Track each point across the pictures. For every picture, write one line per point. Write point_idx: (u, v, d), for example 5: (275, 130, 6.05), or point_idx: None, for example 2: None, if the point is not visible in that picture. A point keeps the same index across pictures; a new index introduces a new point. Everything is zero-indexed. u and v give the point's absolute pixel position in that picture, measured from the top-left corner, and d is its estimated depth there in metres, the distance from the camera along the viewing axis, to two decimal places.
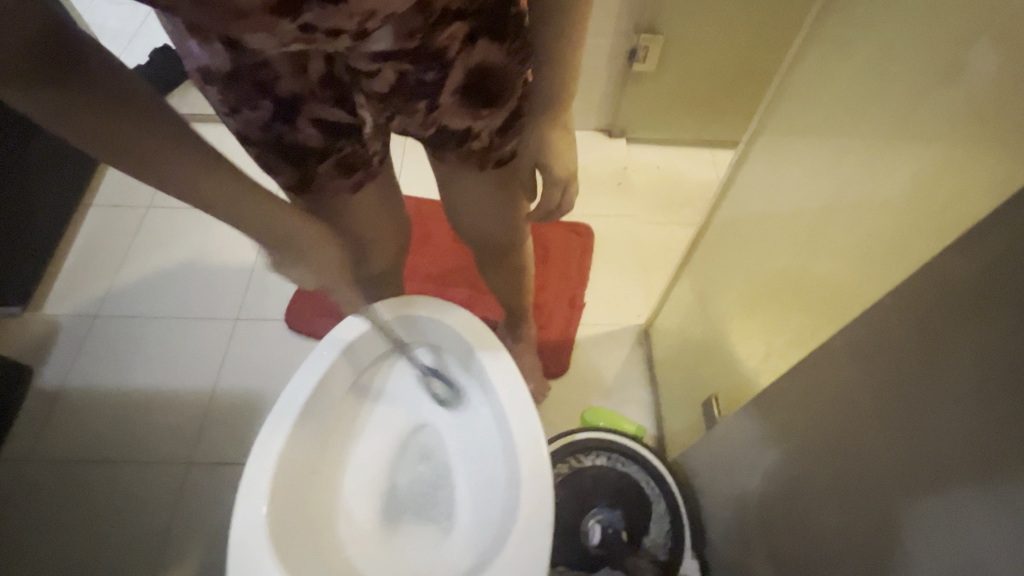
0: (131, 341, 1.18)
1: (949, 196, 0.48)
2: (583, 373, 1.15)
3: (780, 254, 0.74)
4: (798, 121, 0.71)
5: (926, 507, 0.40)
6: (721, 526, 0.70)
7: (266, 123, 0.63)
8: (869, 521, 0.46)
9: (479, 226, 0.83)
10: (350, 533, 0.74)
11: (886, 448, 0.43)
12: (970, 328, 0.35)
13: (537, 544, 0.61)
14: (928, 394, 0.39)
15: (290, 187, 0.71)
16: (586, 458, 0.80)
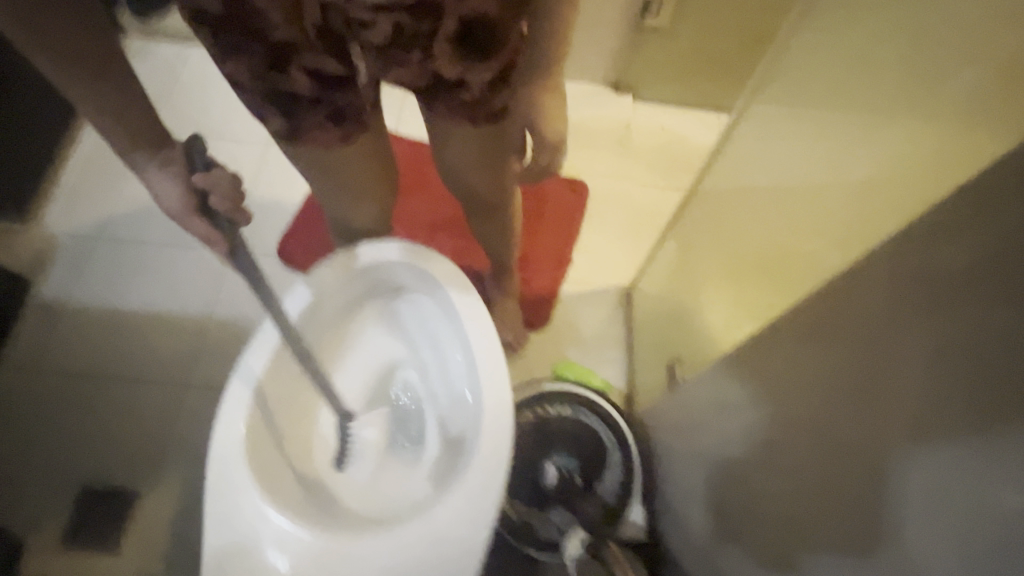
0: (128, 263, 1.21)
1: (917, 183, 0.48)
2: (563, 328, 1.19)
3: (767, 223, 0.75)
4: (805, 91, 0.70)
5: (846, 472, 0.44)
6: (676, 480, 0.75)
7: (257, 70, 0.63)
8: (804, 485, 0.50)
9: (468, 178, 0.84)
10: (324, 456, 0.80)
11: (824, 425, 0.46)
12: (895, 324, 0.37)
13: (491, 481, 0.65)
14: (858, 381, 0.41)
15: (284, 136, 0.72)
16: (552, 407, 0.84)
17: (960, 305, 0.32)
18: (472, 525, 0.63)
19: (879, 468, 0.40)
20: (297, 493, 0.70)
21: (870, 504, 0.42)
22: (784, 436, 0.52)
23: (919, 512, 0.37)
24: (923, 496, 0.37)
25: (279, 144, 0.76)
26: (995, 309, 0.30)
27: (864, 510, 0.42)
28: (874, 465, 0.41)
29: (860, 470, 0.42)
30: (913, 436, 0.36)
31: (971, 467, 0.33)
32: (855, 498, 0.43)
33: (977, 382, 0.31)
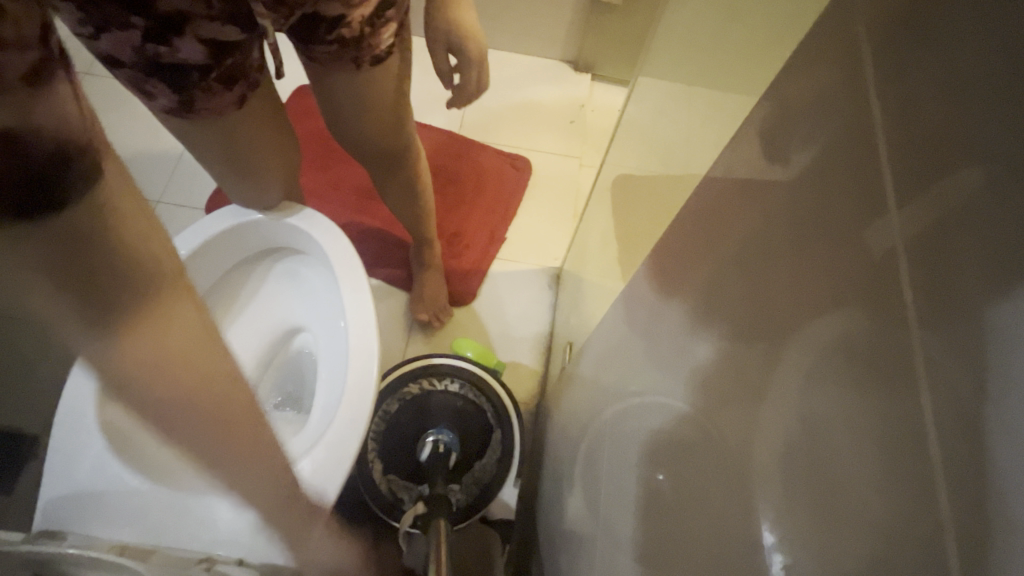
0: None
1: None
2: (490, 305, 1.17)
3: (653, 207, 0.79)
4: (696, 81, 0.74)
5: (670, 473, 0.43)
6: (568, 470, 0.75)
7: (137, 45, 0.55)
8: (654, 479, 0.46)
9: (371, 137, 0.82)
10: None
11: (695, 440, 0.38)
12: (763, 309, 0.30)
13: (348, 439, 0.68)
14: (730, 391, 0.33)
15: (176, 109, 0.65)
16: (440, 381, 0.83)
17: (750, 316, 0.32)
18: (321, 481, 0.66)
19: (687, 473, 0.39)
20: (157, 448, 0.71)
21: (676, 509, 0.41)
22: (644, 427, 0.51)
23: (698, 524, 0.36)
24: (702, 508, 0.36)
25: (160, 116, 0.69)
26: (862, 279, 0.22)
27: (674, 513, 0.42)
28: (739, 509, 0.31)
29: (678, 474, 0.41)
30: (707, 443, 0.36)
31: (730, 490, 0.32)
32: (671, 500, 0.43)
33: (754, 406, 0.30)
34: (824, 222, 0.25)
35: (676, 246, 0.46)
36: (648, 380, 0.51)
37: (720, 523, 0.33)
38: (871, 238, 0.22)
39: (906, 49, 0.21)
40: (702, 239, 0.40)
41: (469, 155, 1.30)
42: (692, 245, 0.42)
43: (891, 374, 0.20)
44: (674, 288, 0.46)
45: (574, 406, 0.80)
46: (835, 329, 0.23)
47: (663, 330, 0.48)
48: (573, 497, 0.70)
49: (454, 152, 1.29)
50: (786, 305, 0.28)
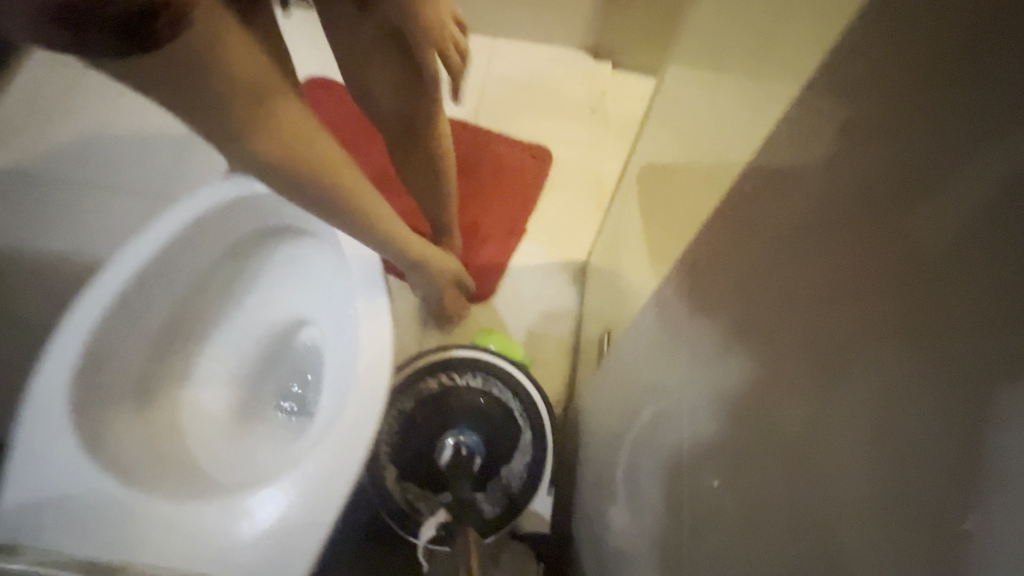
0: (46, 204, 1.13)
1: (778, 85, 0.41)
2: (508, 301, 1.08)
3: (680, 164, 0.70)
4: (721, 27, 0.65)
5: (719, 450, 0.35)
6: (604, 477, 0.65)
7: None
8: (699, 479, 0.38)
9: (380, 104, 0.74)
10: (193, 419, 0.71)
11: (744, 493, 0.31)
12: (806, 369, 0.24)
13: (356, 445, 0.58)
14: (802, 358, 0.25)
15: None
16: (461, 376, 0.73)
17: (832, 248, 0.22)
18: (324, 497, 0.56)
19: (746, 452, 0.31)
20: (133, 458, 0.61)
21: (729, 494, 0.33)
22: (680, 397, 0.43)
23: (762, 517, 0.29)
24: (766, 498, 0.28)
25: None
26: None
27: (726, 497, 0.34)
28: (826, 520, 0.23)
29: (732, 453, 0.33)
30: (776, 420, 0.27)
31: (812, 486, 0.24)
32: (721, 481, 0.35)
33: (843, 376, 0.22)
34: (872, 256, 0.20)
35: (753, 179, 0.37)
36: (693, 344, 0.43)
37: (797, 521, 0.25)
38: (942, 286, 0.17)
39: (954, 64, 0.16)
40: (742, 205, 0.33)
41: (485, 145, 1.22)
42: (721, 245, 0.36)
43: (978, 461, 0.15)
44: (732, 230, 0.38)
45: (605, 403, 0.70)
46: (904, 408, 0.18)
47: (710, 293, 0.39)
48: (616, 509, 0.59)
49: (468, 142, 1.22)
50: (831, 373, 0.22)
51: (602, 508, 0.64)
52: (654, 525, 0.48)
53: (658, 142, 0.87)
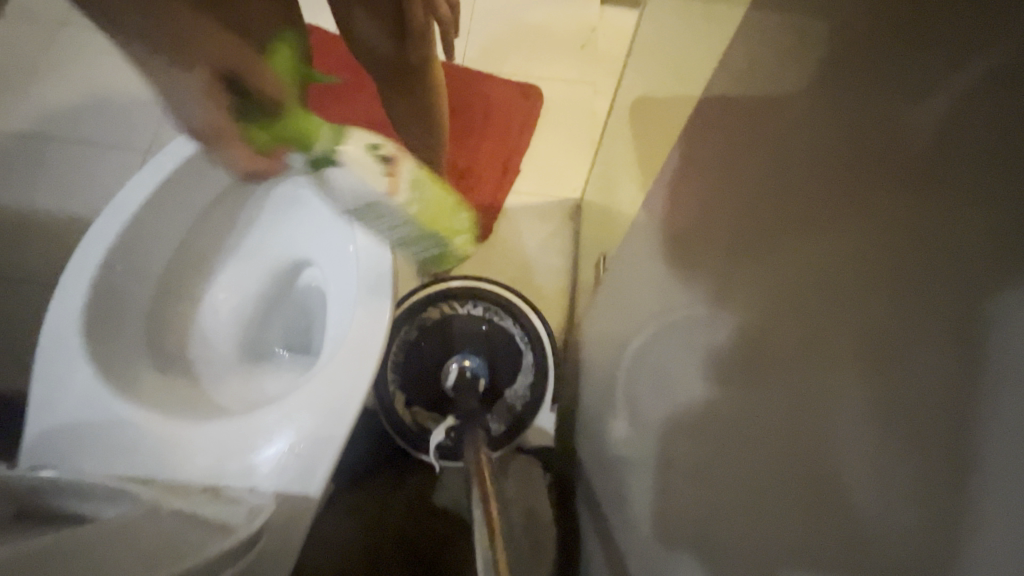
0: (30, 158, 1.12)
1: None
2: (504, 242, 1.09)
3: (667, 81, 0.69)
4: None
5: (764, 377, 0.29)
6: (598, 393, 0.68)
7: None
8: (702, 407, 0.38)
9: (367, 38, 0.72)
10: (205, 355, 0.74)
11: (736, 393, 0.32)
12: (825, 324, 0.23)
13: (364, 360, 0.60)
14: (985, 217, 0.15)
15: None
16: (460, 304, 0.75)
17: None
18: (333, 414, 0.58)
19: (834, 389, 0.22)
20: (152, 390, 0.63)
21: (772, 429, 0.28)
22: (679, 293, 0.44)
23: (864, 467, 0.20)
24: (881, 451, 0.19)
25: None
26: None
27: (767, 433, 0.28)
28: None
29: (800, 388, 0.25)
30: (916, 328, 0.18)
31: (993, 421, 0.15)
32: (757, 413, 0.29)
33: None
34: (811, 242, 0.24)
35: None
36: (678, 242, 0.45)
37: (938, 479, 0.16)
38: (842, 268, 0.22)
39: None
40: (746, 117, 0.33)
41: (474, 87, 1.20)
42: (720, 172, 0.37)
43: (848, 381, 0.21)
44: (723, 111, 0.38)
45: (601, 325, 0.72)
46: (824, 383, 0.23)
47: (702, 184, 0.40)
48: (615, 423, 0.60)
49: (456, 85, 1.20)
50: (778, 346, 0.27)
51: (596, 421, 0.68)
52: (646, 423, 0.50)
53: (644, 81, 0.85)
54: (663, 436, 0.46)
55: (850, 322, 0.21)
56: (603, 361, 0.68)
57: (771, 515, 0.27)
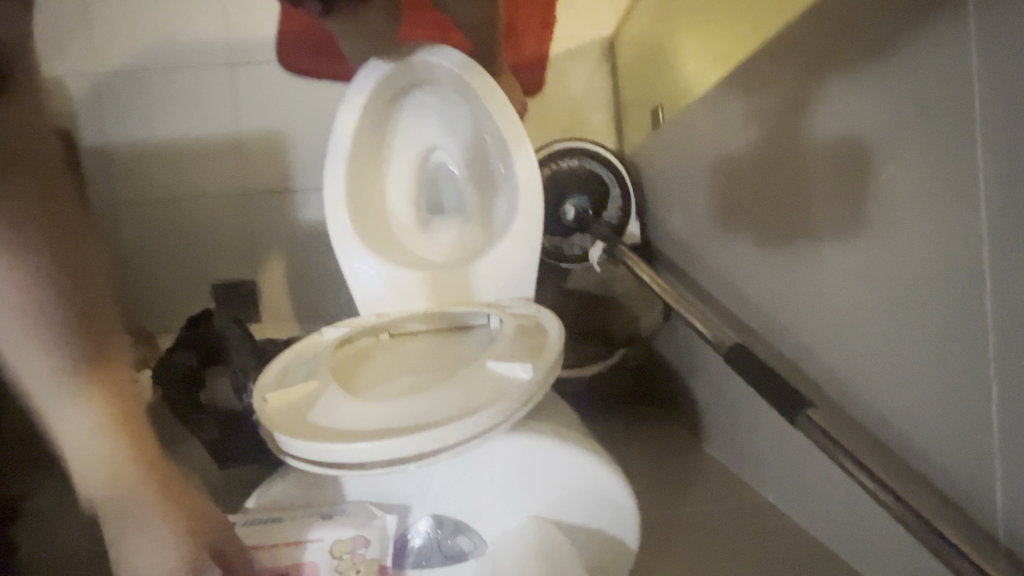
0: (139, 94, 1.28)
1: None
2: (557, 87, 1.33)
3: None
4: None
5: (747, 116, 0.78)
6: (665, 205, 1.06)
7: None
8: (761, 178, 0.76)
9: None
10: (402, 232, 1.05)
11: (758, 126, 0.76)
12: (775, 80, 0.72)
13: (533, 206, 0.94)
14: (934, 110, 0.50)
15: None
16: (563, 161, 1.09)
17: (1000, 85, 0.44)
18: (528, 244, 0.94)
19: (761, 100, 0.75)
20: (395, 255, 0.99)
21: (741, 134, 0.80)
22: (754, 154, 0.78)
23: (752, 122, 0.78)
24: (757, 118, 0.76)
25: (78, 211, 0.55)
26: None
27: (742, 141, 0.80)
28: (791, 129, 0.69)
29: (762, 104, 0.75)
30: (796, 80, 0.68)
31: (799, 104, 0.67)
32: (747, 135, 0.79)
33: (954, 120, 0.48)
34: (848, 68, 0.59)
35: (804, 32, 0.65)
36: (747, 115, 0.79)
37: (767, 115, 0.74)
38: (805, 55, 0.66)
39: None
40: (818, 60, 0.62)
41: None
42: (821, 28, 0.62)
43: (777, 91, 0.71)
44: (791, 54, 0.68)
45: (658, 158, 1.06)
46: (772, 90, 0.73)
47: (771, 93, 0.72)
48: (686, 222, 0.99)
49: None
50: (762, 86, 0.75)
51: (667, 224, 1.07)
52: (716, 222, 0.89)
53: None
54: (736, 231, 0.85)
55: (805, 79, 0.66)
56: (666, 179, 1.04)
57: (738, 147, 0.81)
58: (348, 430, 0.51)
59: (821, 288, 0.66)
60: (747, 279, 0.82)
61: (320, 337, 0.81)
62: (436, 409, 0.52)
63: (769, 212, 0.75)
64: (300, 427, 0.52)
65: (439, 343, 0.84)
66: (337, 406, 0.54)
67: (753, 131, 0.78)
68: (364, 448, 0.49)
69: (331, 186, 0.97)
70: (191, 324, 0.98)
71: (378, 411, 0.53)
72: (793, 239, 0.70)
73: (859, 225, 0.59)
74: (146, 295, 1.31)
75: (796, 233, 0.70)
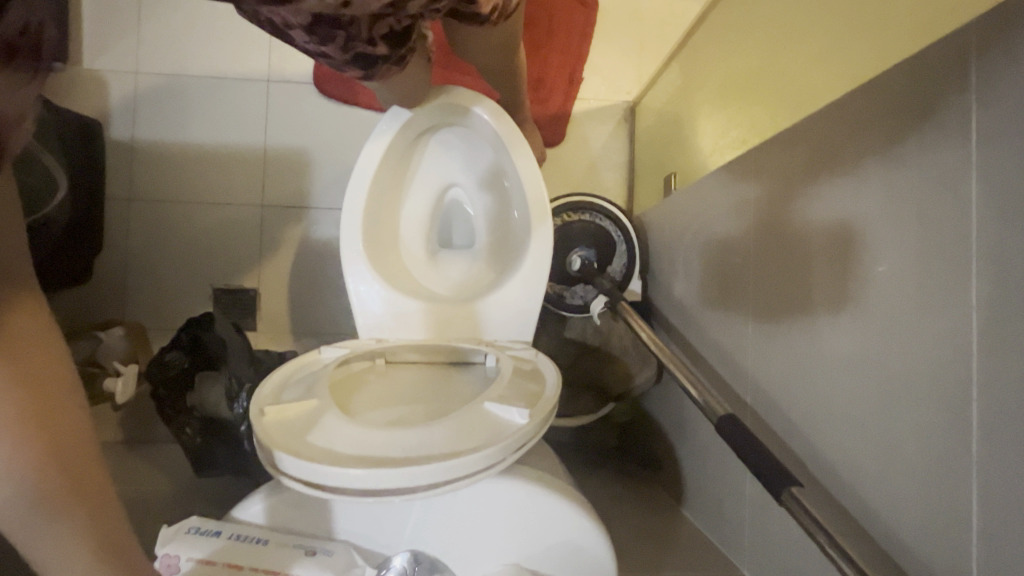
0: (174, 98, 1.33)
1: (847, 66, 0.72)
2: (576, 143, 1.39)
3: (756, 61, 0.99)
4: None
5: (758, 189, 0.82)
6: (666, 269, 1.10)
7: (343, 63, 0.76)
8: (769, 247, 0.78)
9: (496, 55, 0.95)
10: (413, 262, 1.07)
11: (770, 196, 0.79)
12: (788, 158, 0.75)
13: (542, 256, 0.96)
14: (930, 205, 0.52)
15: (355, 76, 0.81)
16: (575, 214, 1.14)
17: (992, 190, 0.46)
18: (534, 291, 0.96)
19: (771, 176, 0.79)
20: (405, 284, 1.01)
21: (750, 204, 0.84)
22: (758, 233, 0.81)
23: (762, 195, 0.81)
24: (768, 192, 0.79)
25: None
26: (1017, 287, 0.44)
27: (751, 211, 0.83)
28: (806, 200, 0.71)
29: (774, 179, 0.78)
30: (808, 160, 0.72)
31: (809, 184, 0.71)
32: (756, 203, 0.82)
33: (950, 214, 0.50)
34: (860, 155, 0.62)
35: (818, 127, 0.70)
36: (754, 196, 0.83)
37: (778, 189, 0.77)
38: (820, 140, 0.69)
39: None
40: (832, 153, 0.67)
41: None
42: (838, 120, 0.66)
43: (791, 169, 0.75)
44: (805, 142, 0.72)
45: (665, 223, 1.10)
46: (785, 167, 0.76)
47: (783, 180, 0.76)
48: (687, 285, 1.02)
49: None
50: (777, 160, 0.78)
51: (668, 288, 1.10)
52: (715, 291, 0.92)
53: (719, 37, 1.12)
54: (730, 304, 0.88)
55: (817, 163, 0.70)
56: (670, 242, 1.08)
57: (748, 215, 0.84)
58: (338, 453, 0.52)
59: (817, 358, 0.68)
60: (745, 347, 0.83)
61: (318, 357, 0.81)
62: (430, 445, 0.52)
63: (776, 277, 0.77)
64: (293, 446, 0.52)
65: (436, 376, 0.85)
66: (332, 428, 0.54)
67: (764, 201, 0.80)
68: (354, 475, 0.49)
69: (351, 214, 0.99)
70: (190, 325, 0.95)
71: (373, 437, 0.53)
72: (798, 307, 0.72)
73: (859, 303, 0.61)
74: (145, 291, 1.31)
75: (796, 302, 0.72)
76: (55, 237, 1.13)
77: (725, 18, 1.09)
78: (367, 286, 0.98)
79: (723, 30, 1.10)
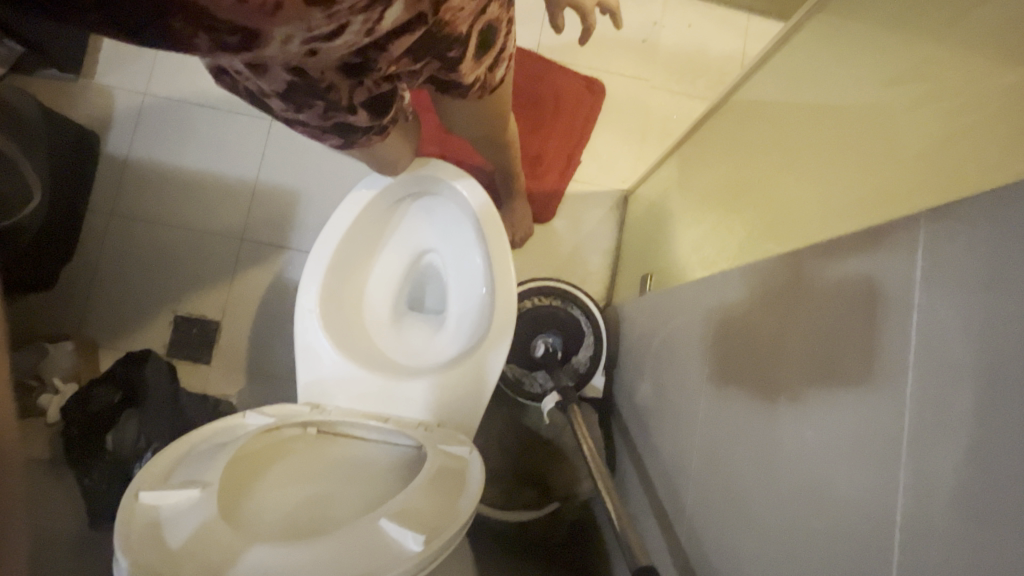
0: (176, 123, 1.34)
1: (831, 211, 0.71)
2: (565, 222, 1.38)
3: (744, 175, 0.98)
4: (808, 83, 0.90)
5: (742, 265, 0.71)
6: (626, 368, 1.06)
7: (322, 128, 0.74)
8: (738, 337, 0.68)
9: (483, 129, 0.95)
10: (375, 325, 1.05)
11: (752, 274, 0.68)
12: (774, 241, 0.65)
13: (500, 339, 0.93)
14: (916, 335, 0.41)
15: (335, 145, 0.80)
16: (546, 298, 1.12)
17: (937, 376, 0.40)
18: (485, 375, 0.92)
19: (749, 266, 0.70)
20: (359, 348, 0.98)
21: (731, 282, 0.73)
22: (710, 346, 0.75)
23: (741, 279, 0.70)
24: (744, 278, 0.70)
25: None
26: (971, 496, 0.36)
27: (732, 286, 0.72)
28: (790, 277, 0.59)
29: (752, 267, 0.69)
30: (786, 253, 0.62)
31: (787, 270, 0.60)
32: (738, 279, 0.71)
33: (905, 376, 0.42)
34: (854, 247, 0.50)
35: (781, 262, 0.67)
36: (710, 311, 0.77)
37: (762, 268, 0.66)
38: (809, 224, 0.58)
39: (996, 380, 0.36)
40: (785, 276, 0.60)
41: (549, 77, 1.39)
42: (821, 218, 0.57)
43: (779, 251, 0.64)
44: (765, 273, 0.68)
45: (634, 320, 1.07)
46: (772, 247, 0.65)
47: None
48: (643, 389, 0.97)
49: (535, 74, 1.39)
50: None
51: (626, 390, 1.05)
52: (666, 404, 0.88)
53: (714, 140, 1.12)
54: (675, 420, 0.83)
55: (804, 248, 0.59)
56: (635, 342, 1.04)
57: (735, 281, 0.72)
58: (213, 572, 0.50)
59: (743, 489, 0.61)
60: (682, 475, 0.77)
61: (241, 421, 0.77)
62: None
63: (747, 363, 0.65)
64: (154, 565, 0.50)
65: (364, 453, 0.80)
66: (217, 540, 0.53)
67: (747, 275, 0.69)
68: None
69: (316, 271, 0.97)
70: (125, 359, 0.93)
71: (257, 552, 0.52)
72: (759, 408, 0.61)
73: (824, 420, 0.50)
74: (105, 308, 1.28)
75: (751, 398, 0.63)
76: (30, 241, 1.12)
77: (728, 128, 1.09)
78: (317, 345, 0.94)
79: (724, 136, 1.09)
